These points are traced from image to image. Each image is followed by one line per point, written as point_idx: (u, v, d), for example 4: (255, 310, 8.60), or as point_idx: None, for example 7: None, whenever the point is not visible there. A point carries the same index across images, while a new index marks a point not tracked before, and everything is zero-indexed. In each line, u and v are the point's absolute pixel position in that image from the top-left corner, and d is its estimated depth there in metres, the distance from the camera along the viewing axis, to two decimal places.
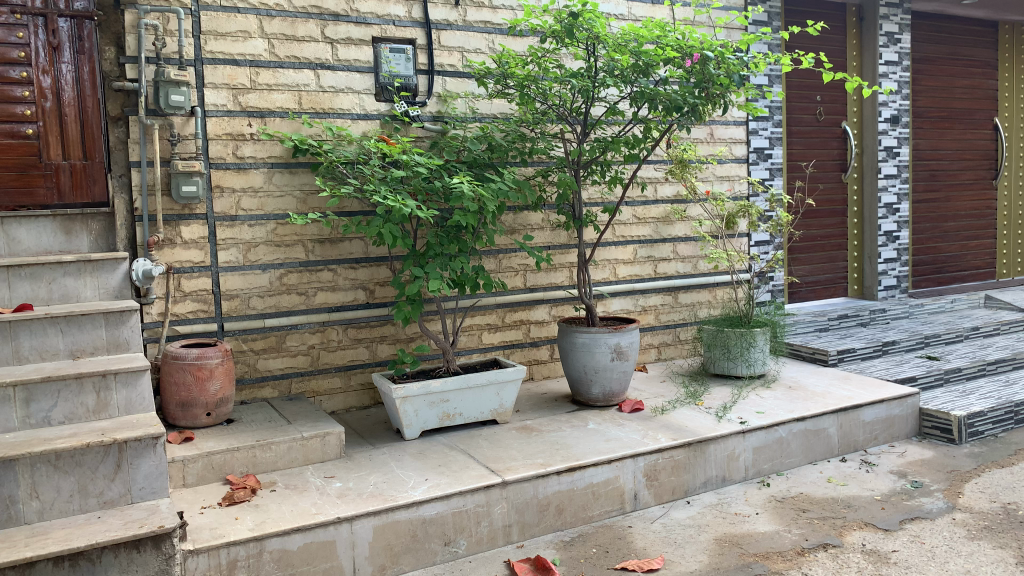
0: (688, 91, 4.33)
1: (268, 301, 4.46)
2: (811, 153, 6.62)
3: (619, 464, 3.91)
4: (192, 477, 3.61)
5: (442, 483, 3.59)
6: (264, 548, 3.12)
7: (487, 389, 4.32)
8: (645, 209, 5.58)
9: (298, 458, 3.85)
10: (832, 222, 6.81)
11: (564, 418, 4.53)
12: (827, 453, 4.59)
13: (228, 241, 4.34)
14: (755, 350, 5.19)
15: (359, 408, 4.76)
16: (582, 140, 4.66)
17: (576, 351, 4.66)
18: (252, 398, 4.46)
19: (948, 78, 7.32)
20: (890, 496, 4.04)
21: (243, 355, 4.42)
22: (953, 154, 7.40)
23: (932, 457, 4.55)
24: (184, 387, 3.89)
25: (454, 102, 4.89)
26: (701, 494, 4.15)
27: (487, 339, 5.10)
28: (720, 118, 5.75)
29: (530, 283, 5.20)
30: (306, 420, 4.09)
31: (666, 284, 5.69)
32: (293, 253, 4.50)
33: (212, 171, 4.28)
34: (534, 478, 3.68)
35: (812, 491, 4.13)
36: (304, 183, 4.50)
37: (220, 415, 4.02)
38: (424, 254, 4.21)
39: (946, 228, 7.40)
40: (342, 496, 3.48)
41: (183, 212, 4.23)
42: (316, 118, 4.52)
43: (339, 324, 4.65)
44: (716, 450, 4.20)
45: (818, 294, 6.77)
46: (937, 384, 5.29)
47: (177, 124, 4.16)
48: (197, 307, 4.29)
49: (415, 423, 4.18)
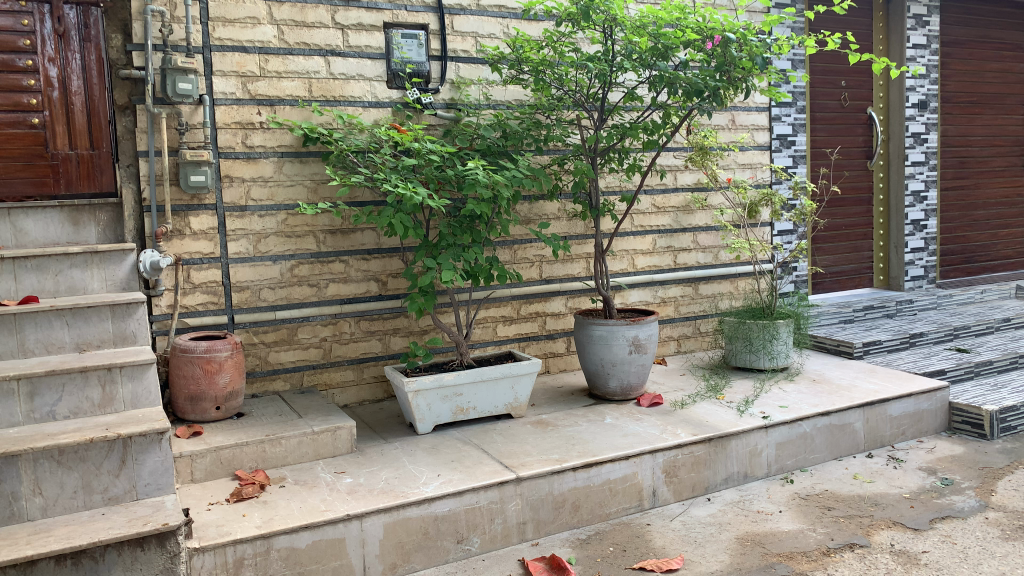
0: (709, 75, 4.19)
1: (279, 292, 4.38)
2: (836, 140, 6.44)
3: (637, 460, 3.80)
4: (200, 472, 3.54)
5: (455, 479, 3.50)
6: (271, 546, 3.05)
7: (502, 382, 4.22)
8: (665, 197, 5.44)
9: (308, 453, 3.77)
10: (858, 210, 6.63)
11: (580, 412, 4.42)
12: (853, 449, 4.45)
13: (238, 232, 4.26)
14: (778, 342, 5.05)
15: (372, 401, 4.68)
16: (599, 126, 4.53)
17: (593, 343, 4.55)
18: (263, 391, 4.39)
19: (979, 61, 7.09)
20: (919, 494, 3.89)
21: (254, 347, 4.35)
22: (983, 140, 7.17)
23: (963, 453, 4.39)
24: (193, 381, 3.82)
25: (468, 89, 4.77)
26: (722, 490, 4.03)
27: (502, 331, 4.99)
28: (742, 104, 5.59)
29: (546, 274, 5.09)
30: (317, 414, 4.01)
31: (686, 275, 5.55)
32: (304, 244, 4.42)
33: (221, 161, 4.20)
34: (550, 474, 3.58)
35: (837, 488, 3.99)
36: (315, 172, 4.41)
37: (229, 409, 3.95)
38: (437, 245, 4.11)
39: (976, 217, 7.19)
40: (352, 492, 3.40)
41: (192, 202, 4.15)
42: (327, 106, 4.42)
43: (351, 316, 4.56)
44: (738, 445, 4.07)
45: (843, 285, 6.60)
46: (967, 378, 5.12)
47: (185, 113, 4.09)
48: (207, 298, 4.22)
49: (428, 417, 4.09)
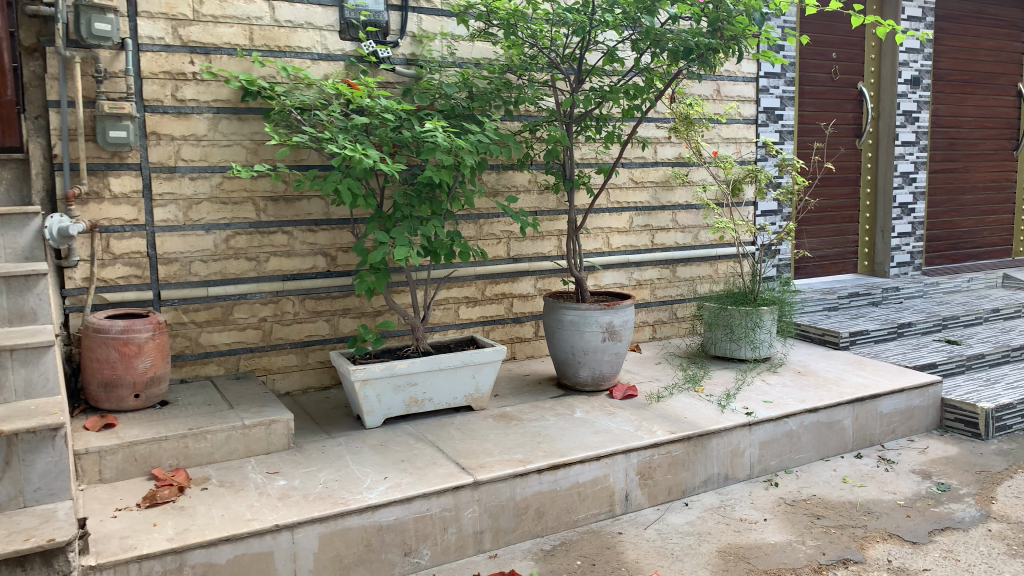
0: (699, 32, 3.77)
1: (212, 266, 3.91)
2: (825, 116, 6.07)
3: (610, 461, 3.41)
4: (110, 471, 3.08)
5: (404, 483, 3.08)
6: (184, 563, 2.61)
7: (462, 371, 3.80)
8: (643, 171, 5.03)
9: (238, 450, 3.33)
10: (845, 191, 6.29)
11: (548, 404, 4.02)
12: (840, 448, 4.11)
13: (166, 197, 3.78)
14: (761, 331, 4.69)
15: (318, 389, 4.23)
16: (576, 88, 4.08)
17: (563, 329, 4.15)
18: (194, 376, 3.93)
19: (972, 38, 6.75)
20: (915, 502, 3.56)
21: (183, 327, 3.87)
22: (974, 122, 6.86)
23: (957, 454, 4.07)
24: (108, 365, 3.35)
25: (431, 44, 4.30)
26: (700, 494, 3.66)
27: (464, 314, 4.57)
28: (727, 72, 5.19)
29: (514, 252, 4.66)
30: (251, 404, 3.56)
31: (663, 256, 5.17)
32: (242, 212, 3.94)
33: (146, 115, 3.69)
34: (511, 477, 3.18)
35: (826, 493, 3.65)
36: (255, 131, 3.93)
37: (151, 398, 3.48)
38: (392, 216, 3.65)
39: (963, 202, 6.89)
40: (284, 497, 2.96)
41: (112, 161, 3.64)
42: (271, 56, 3.93)
43: (295, 295, 4.11)
44: (719, 444, 3.71)
45: (826, 270, 6.27)
46: (958, 372, 4.81)
47: (104, 59, 3.57)
48: (129, 272, 3.74)
49: (377, 409, 3.66)
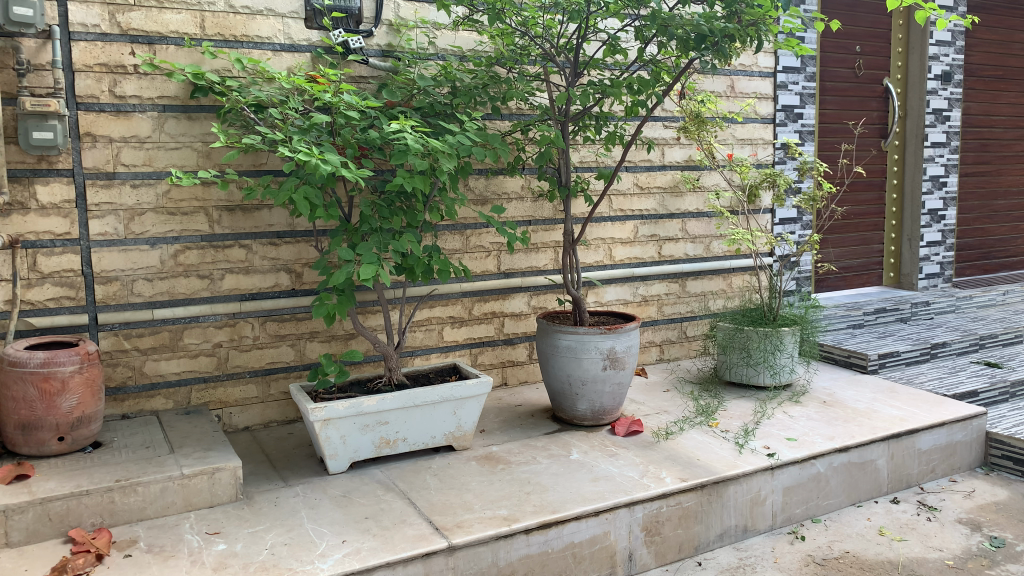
0: (713, 17, 3.28)
1: (158, 286, 3.43)
2: (847, 115, 5.57)
3: (610, 516, 2.92)
4: (18, 533, 2.60)
5: (365, 548, 2.60)
6: None
7: (440, 407, 3.31)
8: (650, 175, 4.54)
9: (176, 503, 2.85)
10: (869, 197, 5.79)
11: (541, 442, 3.53)
12: (874, 492, 3.60)
13: (104, 207, 3.31)
14: (782, 355, 4.19)
15: (281, 423, 3.76)
16: (572, 83, 3.59)
17: (558, 355, 3.66)
18: (138, 411, 3.46)
19: (1007, 30, 6.24)
20: (965, 562, 3.05)
21: (125, 356, 3.40)
22: (1007, 121, 6.35)
23: (1008, 499, 3.56)
24: (24, 405, 2.87)
25: (409, 34, 3.83)
26: (715, 550, 3.16)
27: (449, 336, 4.08)
28: (743, 67, 4.71)
29: (504, 267, 4.18)
30: (196, 448, 3.08)
31: (672, 269, 4.67)
32: (193, 224, 3.47)
33: (79, 113, 3.23)
34: (494, 540, 2.69)
35: (861, 550, 3.14)
36: (207, 132, 3.46)
37: (78, 440, 3.01)
38: (358, 229, 3.16)
39: (996, 208, 6.37)
40: (219, 569, 2.47)
41: (38, 166, 3.17)
42: (225, 47, 3.46)
43: (255, 317, 3.63)
44: (736, 492, 3.21)
45: (849, 283, 5.77)
46: (1001, 400, 4.30)
47: (28, 49, 3.09)
48: (61, 293, 3.27)
49: (341, 452, 3.17)
